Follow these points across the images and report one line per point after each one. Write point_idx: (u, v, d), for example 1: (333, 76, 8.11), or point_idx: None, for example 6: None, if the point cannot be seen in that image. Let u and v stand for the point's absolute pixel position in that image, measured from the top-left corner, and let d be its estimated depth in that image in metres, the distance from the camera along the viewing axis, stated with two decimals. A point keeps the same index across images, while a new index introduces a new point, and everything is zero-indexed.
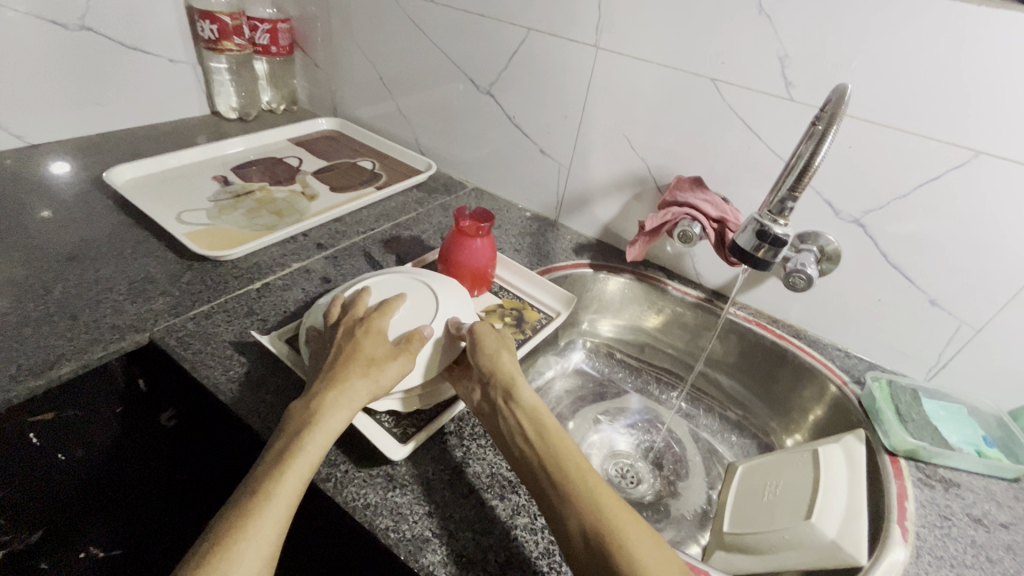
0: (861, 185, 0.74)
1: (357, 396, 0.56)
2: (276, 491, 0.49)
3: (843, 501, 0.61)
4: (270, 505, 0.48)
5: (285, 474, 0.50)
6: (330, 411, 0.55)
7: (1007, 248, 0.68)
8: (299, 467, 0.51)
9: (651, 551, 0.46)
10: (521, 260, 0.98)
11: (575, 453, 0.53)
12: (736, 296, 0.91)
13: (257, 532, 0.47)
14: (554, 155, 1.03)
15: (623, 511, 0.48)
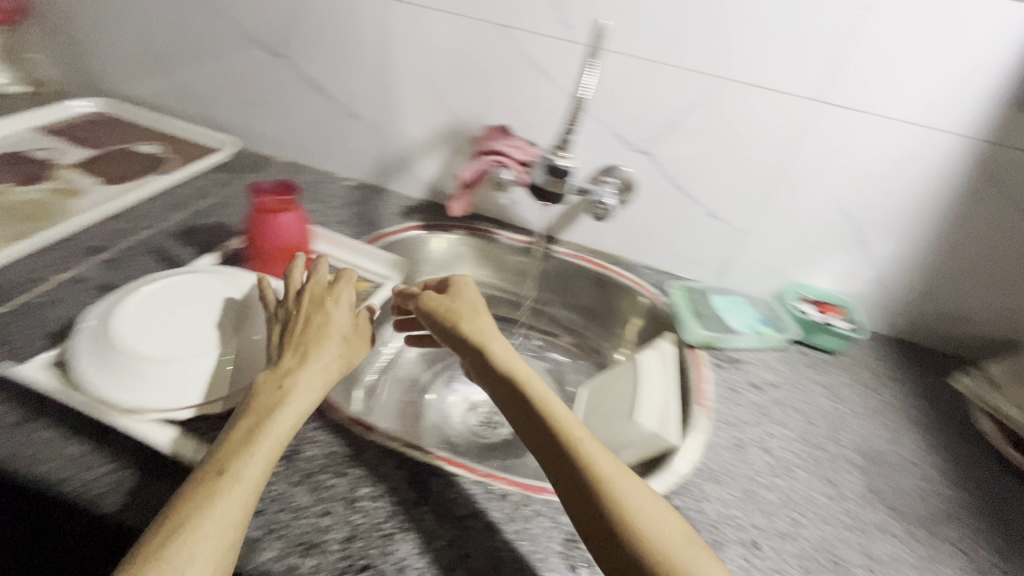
0: (641, 116, 0.81)
1: (329, 371, 0.57)
2: (247, 472, 0.46)
3: (659, 398, 0.69)
4: (243, 490, 0.45)
5: (241, 462, 0.47)
6: (304, 386, 0.54)
7: (755, 159, 0.80)
8: (264, 452, 0.48)
9: (631, 485, 0.49)
10: (345, 231, 0.93)
11: (552, 392, 0.56)
12: (560, 235, 0.97)
13: (217, 522, 0.43)
14: (365, 116, 0.97)
15: (605, 456, 0.51)
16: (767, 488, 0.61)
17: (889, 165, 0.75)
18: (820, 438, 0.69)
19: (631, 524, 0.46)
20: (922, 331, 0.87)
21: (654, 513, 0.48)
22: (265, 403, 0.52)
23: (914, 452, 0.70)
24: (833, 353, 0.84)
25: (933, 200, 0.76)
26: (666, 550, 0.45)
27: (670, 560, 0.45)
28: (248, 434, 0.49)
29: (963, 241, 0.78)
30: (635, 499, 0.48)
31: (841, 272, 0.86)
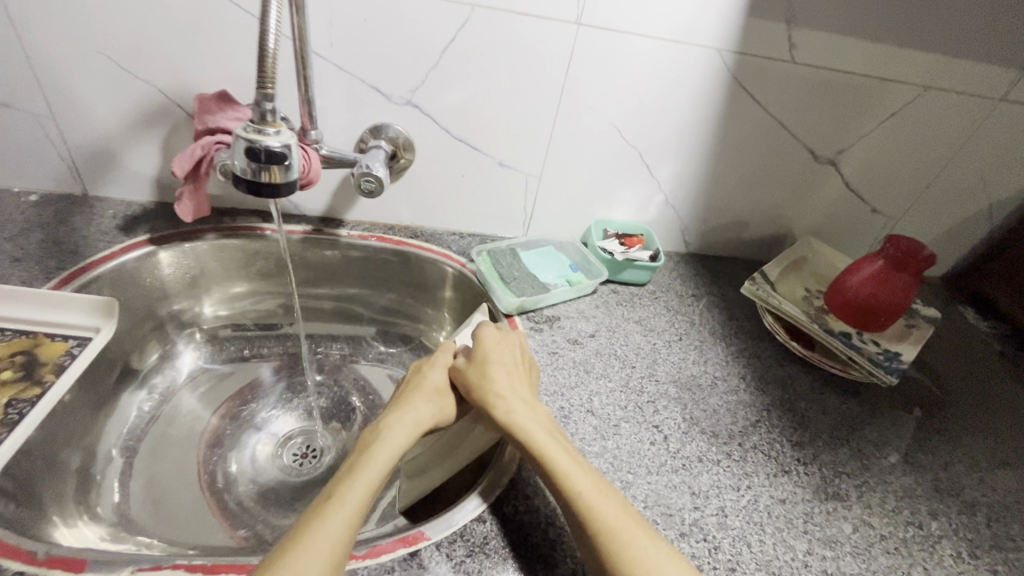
0: (394, 62, 0.67)
1: (421, 412, 0.54)
2: (370, 470, 0.47)
3: None
4: (356, 495, 0.45)
5: (366, 464, 0.48)
6: (394, 427, 0.52)
7: (530, 97, 0.72)
8: (387, 452, 0.49)
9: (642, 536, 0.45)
10: (26, 270, 0.66)
11: (534, 429, 0.52)
12: (344, 216, 0.82)
13: (328, 527, 0.42)
14: (15, 102, 0.68)
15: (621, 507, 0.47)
16: (595, 455, 0.58)
17: (658, 87, 0.73)
18: (641, 380, 0.68)
19: None
20: (714, 242, 0.92)
21: (615, 516, 0.46)
22: (404, 408, 0.54)
23: (721, 366, 0.73)
24: (642, 284, 0.84)
25: (702, 117, 0.76)
26: (634, 557, 0.44)
27: (639, 564, 0.43)
28: (399, 437, 0.51)
29: (733, 152, 0.81)
30: (601, 507, 0.46)
31: (637, 200, 0.85)
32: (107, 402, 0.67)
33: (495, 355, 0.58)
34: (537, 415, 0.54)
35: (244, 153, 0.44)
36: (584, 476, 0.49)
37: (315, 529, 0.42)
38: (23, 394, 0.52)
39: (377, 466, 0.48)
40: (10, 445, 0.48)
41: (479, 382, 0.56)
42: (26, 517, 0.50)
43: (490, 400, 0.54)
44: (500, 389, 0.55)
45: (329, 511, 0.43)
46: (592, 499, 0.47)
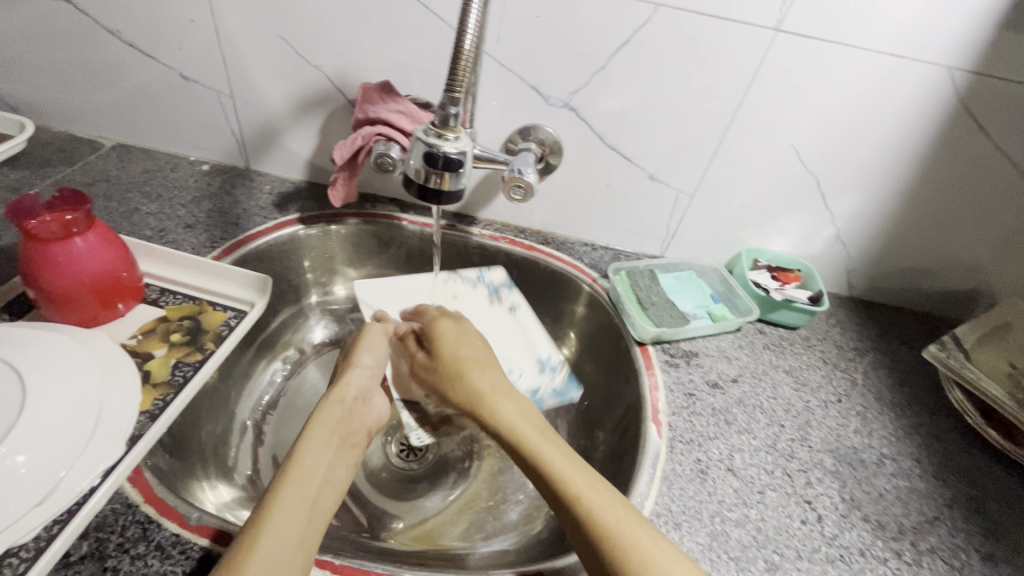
0: (560, 60, 0.63)
1: (332, 411, 0.54)
2: (307, 463, 0.47)
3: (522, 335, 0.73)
4: (312, 482, 0.46)
5: (308, 451, 0.48)
6: (322, 414, 0.53)
7: (702, 107, 0.65)
8: (318, 446, 0.49)
9: (636, 529, 0.44)
10: (196, 236, 0.71)
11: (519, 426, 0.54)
12: (478, 214, 0.80)
13: (293, 504, 0.43)
14: (202, 79, 0.72)
15: (604, 500, 0.46)
16: (736, 524, 0.51)
17: (858, 106, 0.62)
18: (790, 442, 0.60)
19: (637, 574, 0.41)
20: (882, 288, 0.79)
21: (623, 517, 0.45)
22: (337, 409, 0.54)
23: (889, 442, 0.62)
24: (795, 328, 0.74)
25: (905, 145, 0.65)
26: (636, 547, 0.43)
27: (644, 557, 0.42)
28: (331, 430, 0.51)
29: (936, 188, 0.68)
30: (605, 515, 0.45)
31: (801, 232, 0.75)
32: (248, 369, 0.71)
33: (462, 335, 0.64)
34: (518, 398, 0.57)
35: (422, 157, 0.44)
36: (577, 475, 0.49)
37: (280, 506, 0.43)
38: (187, 357, 0.55)
39: (321, 456, 0.48)
40: (174, 408, 0.50)
41: (450, 365, 0.61)
42: (179, 474, 0.53)
43: (467, 383, 0.59)
44: (482, 376, 0.59)
45: (292, 482, 0.45)
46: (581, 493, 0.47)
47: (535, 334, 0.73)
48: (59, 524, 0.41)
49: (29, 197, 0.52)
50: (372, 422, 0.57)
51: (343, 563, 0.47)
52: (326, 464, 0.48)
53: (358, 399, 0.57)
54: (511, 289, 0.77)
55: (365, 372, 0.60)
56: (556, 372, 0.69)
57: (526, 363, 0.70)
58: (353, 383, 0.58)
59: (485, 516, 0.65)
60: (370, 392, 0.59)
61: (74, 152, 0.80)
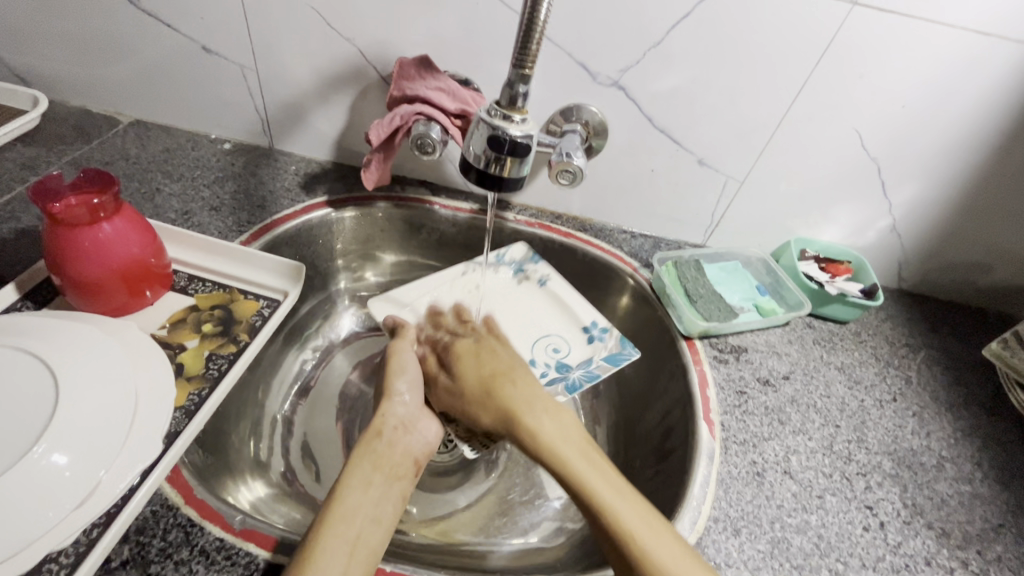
0: (613, 34, 0.59)
1: (375, 446, 0.50)
2: (347, 506, 0.44)
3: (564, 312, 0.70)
4: (351, 524, 0.43)
5: (347, 493, 0.45)
6: (364, 449, 0.50)
7: (761, 88, 0.61)
8: (358, 486, 0.46)
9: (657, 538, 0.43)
10: (221, 219, 0.67)
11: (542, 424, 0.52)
12: (513, 199, 0.76)
13: (334, 550, 0.40)
14: (225, 52, 0.68)
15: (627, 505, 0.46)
16: (797, 531, 0.49)
17: (932, 87, 0.58)
18: (847, 444, 0.57)
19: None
20: (935, 282, 0.76)
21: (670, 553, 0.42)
22: (378, 444, 0.51)
23: (948, 444, 0.59)
24: (844, 322, 0.71)
25: (978, 131, 0.61)
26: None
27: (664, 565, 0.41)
28: (372, 466, 0.48)
29: (1008, 177, 0.63)
30: (651, 547, 0.42)
31: (855, 221, 0.71)
32: (277, 357, 0.68)
33: (485, 353, 0.61)
34: (557, 411, 0.54)
35: (486, 139, 0.42)
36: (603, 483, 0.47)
37: (320, 554, 0.40)
38: (220, 349, 0.52)
39: (363, 496, 0.45)
40: (211, 404, 0.48)
41: (482, 375, 0.58)
42: (214, 470, 0.51)
43: (498, 393, 0.56)
44: (513, 388, 0.56)
45: (337, 524, 0.42)
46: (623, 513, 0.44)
47: (569, 301, 0.71)
48: (99, 527, 0.39)
49: (52, 177, 0.48)
50: (419, 449, 0.53)
51: (394, 569, 0.44)
52: (369, 503, 0.45)
53: (400, 428, 0.53)
54: (537, 261, 0.74)
55: (402, 401, 0.55)
56: (606, 337, 0.67)
57: (571, 336, 0.68)
58: (392, 411, 0.54)
59: (522, 512, 0.63)
60: (412, 420, 0.55)
61: (91, 128, 0.76)
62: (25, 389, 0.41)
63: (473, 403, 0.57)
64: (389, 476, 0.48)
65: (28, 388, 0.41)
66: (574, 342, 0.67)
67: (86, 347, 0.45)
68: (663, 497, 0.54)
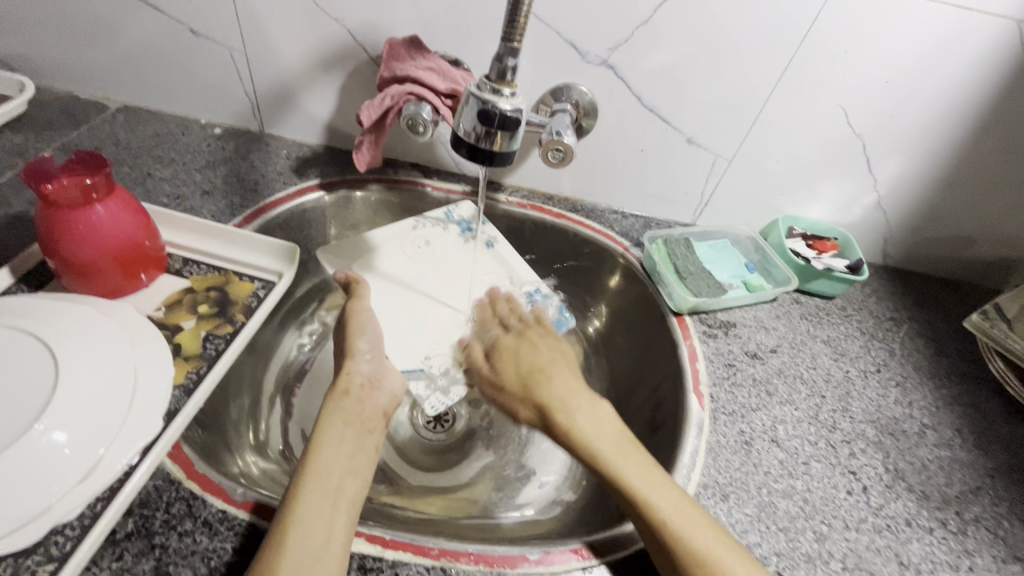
0: (602, 13, 0.60)
1: (342, 407, 0.51)
2: (323, 458, 0.45)
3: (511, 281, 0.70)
4: (329, 476, 0.44)
5: (322, 449, 0.46)
6: (329, 416, 0.50)
7: (748, 65, 0.61)
8: (332, 439, 0.47)
9: (715, 534, 0.43)
10: (214, 203, 0.68)
11: (599, 432, 0.51)
12: (504, 180, 0.77)
13: (316, 499, 0.42)
14: (213, 34, 0.68)
15: (683, 501, 0.45)
16: (783, 495, 0.51)
17: (916, 63, 0.59)
18: (832, 413, 0.59)
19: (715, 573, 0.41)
20: (919, 258, 0.77)
21: (712, 540, 0.43)
22: (346, 401, 0.52)
23: (929, 411, 0.61)
24: (830, 298, 0.73)
25: (959, 107, 0.62)
26: (712, 554, 0.42)
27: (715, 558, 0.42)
28: (343, 422, 0.49)
29: (990, 152, 0.65)
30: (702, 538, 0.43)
31: (841, 198, 0.72)
32: (273, 340, 0.69)
33: (530, 345, 0.62)
34: (593, 407, 0.54)
35: (476, 114, 0.42)
36: (658, 483, 0.46)
37: (303, 503, 0.41)
38: (217, 330, 0.53)
39: (337, 450, 0.46)
40: (209, 382, 0.49)
41: (523, 376, 0.59)
42: (213, 447, 0.52)
43: (536, 390, 0.57)
44: (551, 384, 0.57)
45: (314, 481, 0.43)
46: (634, 477, 0.47)
47: (515, 262, 0.72)
48: (103, 501, 0.40)
49: (44, 159, 0.48)
50: (387, 403, 0.55)
51: (393, 537, 0.45)
52: (344, 456, 0.46)
53: (366, 385, 0.54)
54: (484, 223, 0.75)
55: (364, 359, 0.57)
56: (549, 302, 0.68)
57: (511, 296, 0.68)
58: (356, 369, 0.55)
59: (518, 487, 0.65)
60: (378, 376, 0.56)
61: (79, 114, 0.76)
62: (25, 369, 0.42)
63: (516, 400, 0.58)
64: (361, 435, 0.49)
65: (27, 368, 0.42)
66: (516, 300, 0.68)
67: (82, 326, 0.46)
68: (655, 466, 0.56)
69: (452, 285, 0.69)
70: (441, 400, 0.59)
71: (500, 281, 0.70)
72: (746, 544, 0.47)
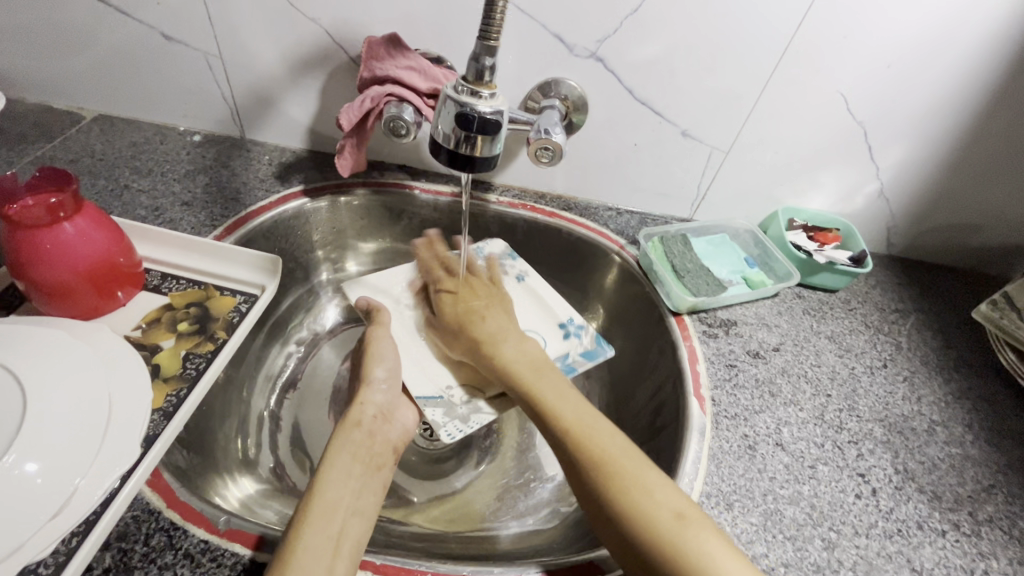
0: (588, 3, 0.57)
1: (354, 440, 0.50)
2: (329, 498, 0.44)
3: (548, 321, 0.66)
4: (333, 518, 0.42)
5: (328, 487, 0.45)
6: (338, 451, 0.49)
7: (742, 53, 0.59)
8: (341, 475, 0.46)
9: (610, 437, 0.48)
10: (195, 214, 0.65)
11: (516, 360, 0.56)
12: (494, 180, 0.74)
13: (317, 543, 0.40)
14: (186, 38, 0.65)
15: (583, 413, 0.51)
16: (789, 503, 0.49)
17: (918, 45, 0.57)
18: (838, 413, 0.57)
19: (605, 467, 0.46)
20: (923, 247, 0.75)
21: (609, 442, 0.48)
22: (356, 433, 0.51)
23: (939, 407, 0.59)
24: (833, 291, 0.70)
25: (965, 89, 0.59)
26: (609, 456, 0.46)
27: (608, 457, 0.47)
28: (352, 457, 0.48)
29: (996, 136, 0.62)
30: (593, 440, 0.48)
31: (842, 188, 0.70)
32: (260, 353, 0.67)
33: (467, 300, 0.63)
34: (520, 339, 0.59)
35: (454, 117, 0.40)
36: (564, 404, 0.52)
37: (303, 547, 0.39)
38: (198, 348, 0.51)
39: (343, 489, 0.45)
40: (189, 405, 0.47)
41: (459, 317, 0.61)
42: (198, 469, 0.50)
43: (471, 326, 0.60)
44: (484, 323, 0.60)
45: (316, 524, 0.41)
46: (549, 401, 0.52)
47: (549, 299, 0.68)
48: (78, 536, 0.38)
49: (6, 178, 0.46)
50: (397, 437, 0.54)
51: (384, 562, 0.43)
52: (351, 495, 0.45)
53: (378, 418, 0.54)
54: (514, 258, 0.72)
55: (380, 389, 0.56)
56: (583, 334, 0.65)
57: (549, 331, 0.65)
58: (370, 400, 0.55)
59: (517, 496, 0.63)
60: (390, 409, 0.56)
61: (53, 126, 0.74)
62: None
63: (451, 336, 0.61)
64: (369, 471, 0.48)
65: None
66: (551, 337, 0.65)
67: (53, 353, 0.44)
68: None
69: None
70: (458, 427, 0.55)
71: (537, 318, 0.67)
72: (752, 555, 0.45)
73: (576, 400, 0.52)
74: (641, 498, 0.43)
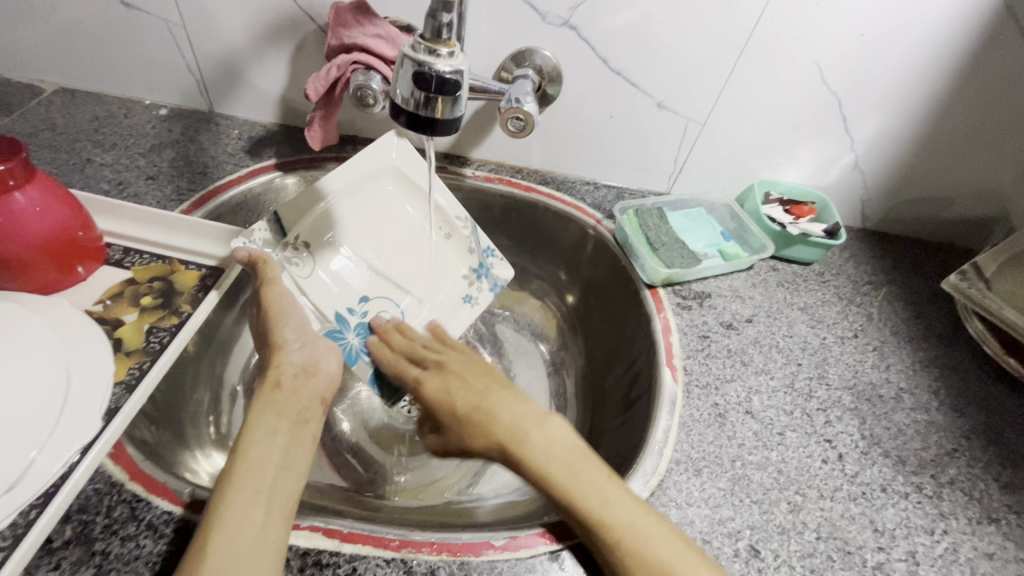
0: None
1: (282, 416, 0.46)
2: (255, 450, 0.42)
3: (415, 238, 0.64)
4: (260, 473, 0.41)
5: (253, 444, 0.43)
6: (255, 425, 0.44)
7: (717, 20, 0.58)
8: (262, 434, 0.44)
9: (610, 479, 0.44)
10: (161, 188, 0.64)
11: (524, 434, 0.47)
12: (470, 154, 0.73)
13: (245, 501, 0.39)
14: (147, 6, 0.63)
15: (584, 456, 0.46)
16: (757, 467, 0.50)
17: (893, 12, 0.56)
18: (808, 381, 0.58)
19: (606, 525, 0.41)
20: (899, 220, 0.76)
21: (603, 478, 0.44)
22: (279, 394, 0.47)
23: (906, 375, 0.60)
24: (808, 263, 0.71)
25: (938, 57, 0.59)
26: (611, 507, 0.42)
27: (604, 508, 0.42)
28: (277, 414, 0.46)
29: (969, 106, 0.62)
30: (596, 494, 0.42)
31: (819, 160, 0.70)
32: (233, 330, 0.66)
33: (454, 379, 0.53)
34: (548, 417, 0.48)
35: (412, 77, 0.39)
36: (567, 449, 0.46)
37: (230, 508, 0.39)
38: (162, 322, 0.50)
39: (269, 447, 0.43)
40: (153, 377, 0.46)
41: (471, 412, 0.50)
42: (166, 443, 0.50)
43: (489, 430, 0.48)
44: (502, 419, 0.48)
45: (240, 485, 0.40)
46: (551, 444, 0.47)
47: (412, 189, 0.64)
48: (37, 508, 0.37)
49: None
50: (325, 387, 0.51)
51: (352, 530, 0.43)
52: (274, 456, 0.43)
53: (302, 373, 0.50)
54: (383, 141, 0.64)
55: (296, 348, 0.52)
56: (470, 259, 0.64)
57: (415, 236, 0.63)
58: (289, 360, 0.50)
59: (495, 469, 0.63)
60: (313, 362, 0.52)
61: (13, 98, 0.71)
62: None
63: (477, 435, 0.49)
64: (296, 438, 0.45)
65: None
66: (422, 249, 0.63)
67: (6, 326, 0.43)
68: (630, 444, 0.55)
69: (406, 256, 0.64)
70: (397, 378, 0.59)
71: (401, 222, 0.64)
72: (719, 518, 0.46)
73: (575, 444, 0.46)
74: (650, 541, 0.40)
